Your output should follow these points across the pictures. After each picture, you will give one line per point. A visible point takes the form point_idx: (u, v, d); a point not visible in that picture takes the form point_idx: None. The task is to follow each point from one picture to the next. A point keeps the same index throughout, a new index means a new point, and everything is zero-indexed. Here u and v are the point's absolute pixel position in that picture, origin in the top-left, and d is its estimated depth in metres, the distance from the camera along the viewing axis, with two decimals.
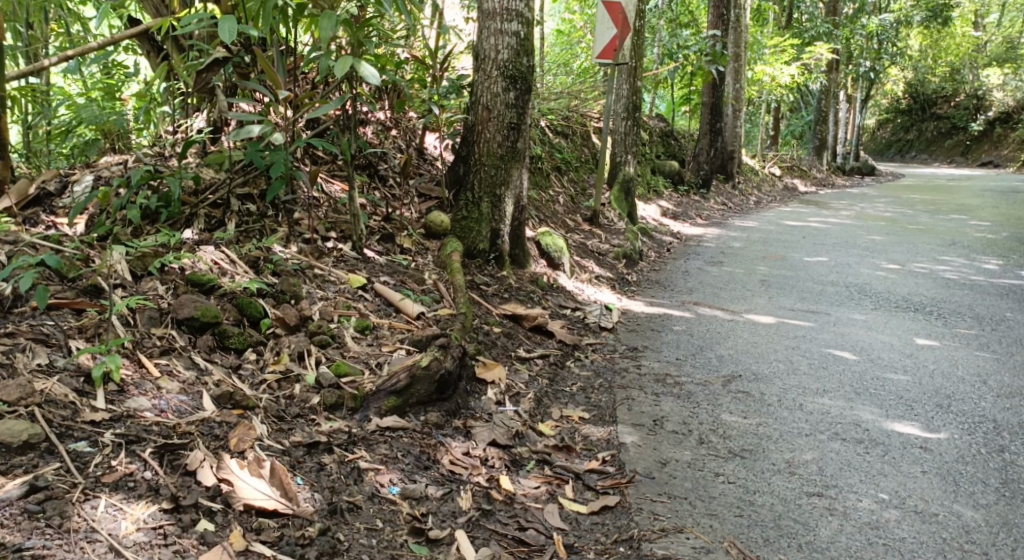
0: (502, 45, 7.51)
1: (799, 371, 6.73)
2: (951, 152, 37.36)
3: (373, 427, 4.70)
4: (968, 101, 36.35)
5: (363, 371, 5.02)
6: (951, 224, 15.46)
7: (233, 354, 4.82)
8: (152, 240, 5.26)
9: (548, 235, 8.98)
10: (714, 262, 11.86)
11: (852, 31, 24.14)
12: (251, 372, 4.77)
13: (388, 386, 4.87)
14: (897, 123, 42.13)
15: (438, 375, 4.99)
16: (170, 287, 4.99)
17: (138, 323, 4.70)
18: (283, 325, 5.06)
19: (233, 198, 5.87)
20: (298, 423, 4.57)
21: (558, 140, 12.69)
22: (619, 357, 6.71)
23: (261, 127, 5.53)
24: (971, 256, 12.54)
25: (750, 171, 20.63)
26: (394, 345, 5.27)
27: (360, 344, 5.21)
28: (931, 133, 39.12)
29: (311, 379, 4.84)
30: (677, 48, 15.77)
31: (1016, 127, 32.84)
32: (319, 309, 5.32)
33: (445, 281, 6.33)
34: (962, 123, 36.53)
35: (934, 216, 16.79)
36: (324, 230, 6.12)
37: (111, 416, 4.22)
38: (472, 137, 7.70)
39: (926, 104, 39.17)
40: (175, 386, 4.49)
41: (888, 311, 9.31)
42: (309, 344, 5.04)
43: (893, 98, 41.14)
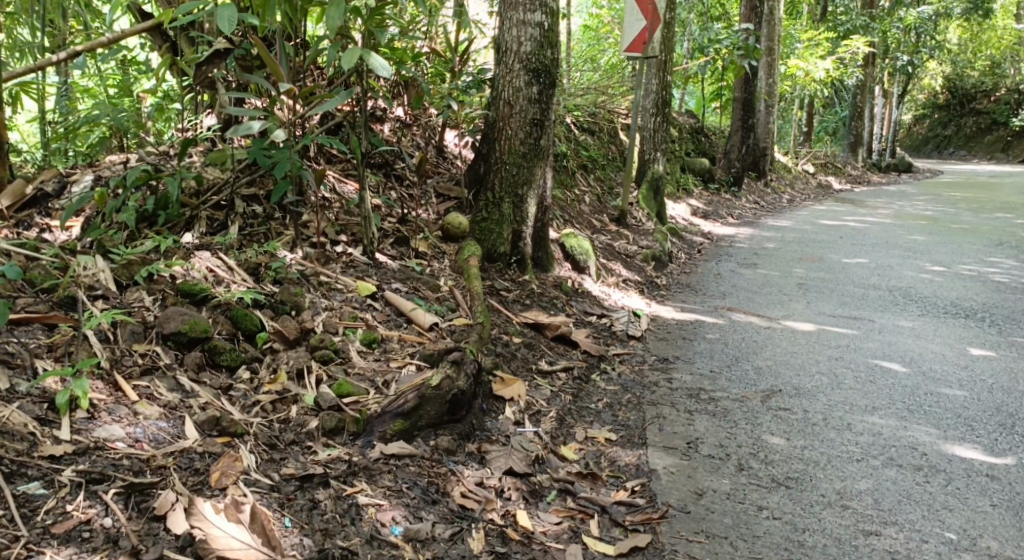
0: (525, 37, 7.11)
1: (843, 387, 6.48)
2: (991, 149, 36.54)
3: (377, 455, 4.33)
4: (1009, 95, 35.53)
5: (368, 390, 4.65)
6: (996, 224, 14.87)
7: (224, 373, 4.48)
8: (142, 246, 4.94)
9: (573, 237, 8.58)
10: (747, 263, 11.42)
11: (889, 24, 23.51)
12: (243, 393, 4.43)
13: (395, 408, 4.50)
14: (934, 119, 41.25)
15: (450, 395, 4.61)
16: (158, 297, 4.65)
17: (119, 339, 4.38)
18: (282, 338, 4.73)
19: (238, 199, 5.50)
20: (291, 452, 4.22)
21: (585, 137, 12.28)
22: (649, 370, 6.33)
23: (262, 124, 5.09)
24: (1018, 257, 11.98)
25: (782, 168, 20.11)
26: (404, 360, 4.90)
27: (366, 360, 4.85)
28: (970, 129, 38.26)
29: (310, 400, 4.49)
30: (708, 42, 15.29)
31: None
32: (323, 320, 4.95)
33: (461, 287, 5.94)
34: (1002, 119, 35.66)
35: (977, 214, 16.20)
36: (332, 233, 5.75)
37: (75, 449, 3.88)
38: (493, 134, 7.32)
39: (964, 99, 38.34)
40: (155, 410, 4.15)
41: (936, 317, 8.83)
42: (310, 360, 4.69)
43: (929, 94, 40.30)
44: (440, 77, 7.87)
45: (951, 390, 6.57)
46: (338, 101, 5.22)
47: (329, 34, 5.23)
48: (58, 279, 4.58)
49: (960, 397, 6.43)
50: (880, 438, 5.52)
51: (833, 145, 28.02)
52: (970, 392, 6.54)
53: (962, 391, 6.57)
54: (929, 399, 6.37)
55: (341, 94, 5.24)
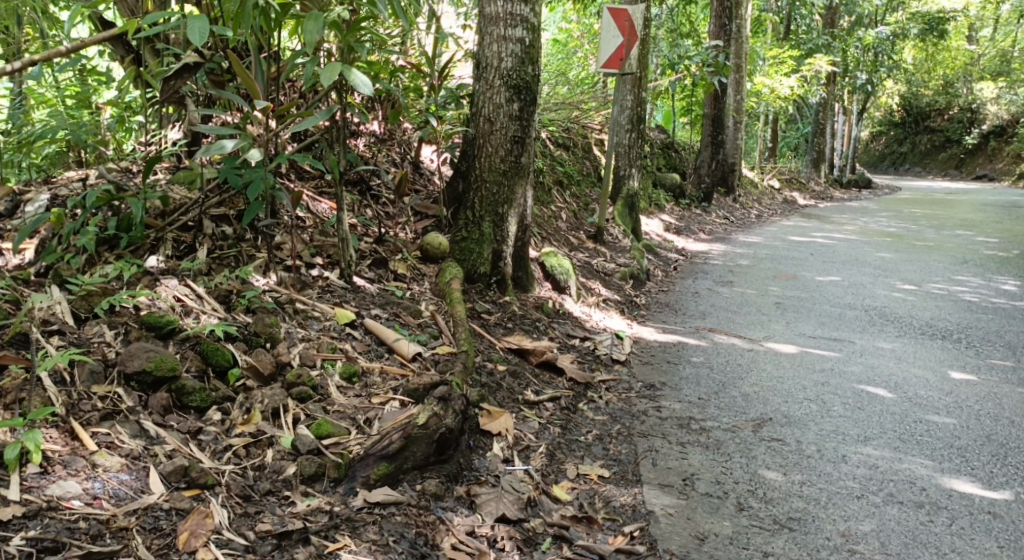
0: (506, 52, 6.87)
1: (833, 414, 6.27)
2: (946, 165, 36.92)
3: (360, 504, 4.05)
4: (964, 113, 35.96)
5: (349, 430, 4.39)
6: (959, 241, 14.87)
7: (193, 414, 4.20)
8: (102, 274, 4.64)
9: (552, 256, 8.34)
10: (724, 281, 11.24)
11: (850, 42, 23.60)
12: (214, 436, 4.16)
13: (379, 450, 4.23)
14: (890, 135, 41.64)
15: (437, 435, 4.35)
16: (120, 332, 4.36)
17: (77, 381, 4.09)
18: (255, 375, 4.44)
19: (206, 220, 5.19)
20: (267, 504, 3.95)
21: (559, 152, 12.05)
22: (635, 398, 6.09)
23: (235, 143, 4.81)
24: (987, 275, 11.94)
25: (749, 184, 20.04)
26: (386, 396, 4.63)
27: (346, 397, 4.57)
28: (925, 145, 38.67)
29: (288, 443, 4.21)
30: (679, 57, 15.15)
31: (1012, 139, 32.44)
32: (300, 353, 4.67)
33: (443, 312, 5.67)
34: (956, 136, 36.02)
35: (940, 231, 16.22)
36: (308, 255, 5.46)
37: (25, 511, 3.59)
38: (472, 151, 7.06)
39: (920, 117, 38.77)
40: (116, 461, 3.87)
41: (914, 338, 8.68)
42: (286, 399, 4.40)
43: (886, 111, 40.67)
44: (416, 91, 7.62)
45: (940, 417, 6.38)
46: (317, 117, 4.93)
47: (308, 49, 4.96)
48: (9, 316, 4.27)
49: (950, 425, 6.24)
50: (876, 472, 5.33)
51: (796, 159, 28.10)
52: (960, 420, 6.36)
53: (952, 418, 6.38)
54: (920, 426, 6.17)
55: (320, 111, 4.96)
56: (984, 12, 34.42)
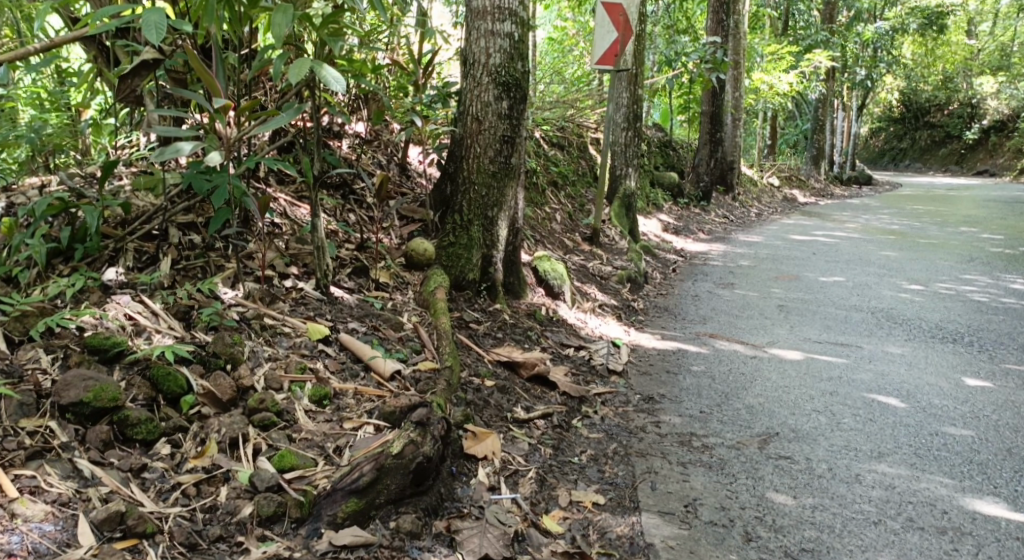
0: (494, 48, 6.53)
1: (844, 428, 5.93)
2: (946, 161, 36.53)
3: (325, 547, 3.79)
4: (963, 109, 35.54)
5: (316, 460, 4.11)
6: (964, 238, 14.52)
7: (138, 448, 3.95)
8: (42, 293, 4.37)
9: (547, 260, 8.00)
10: (724, 283, 10.89)
11: (849, 37, 23.20)
12: (161, 474, 3.90)
13: (348, 485, 3.96)
14: (891, 131, 41.29)
15: (414, 464, 4.04)
16: (58, 357, 4.11)
17: (4, 415, 3.87)
18: (212, 402, 4.17)
19: (172, 228, 4.86)
20: (215, 553, 3.69)
21: (554, 151, 11.70)
22: (633, 413, 5.75)
23: (193, 146, 4.42)
24: (994, 273, 11.59)
25: (749, 182, 19.69)
26: (360, 419, 4.34)
27: (315, 422, 4.28)
28: (926, 141, 38.33)
29: (245, 478, 3.95)
30: (676, 54, 14.79)
31: (1013, 135, 32.05)
32: (264, 375, 4.37)
33: (427, 324, 5.34)
34: (956, 131, 35.64)
35: (943, 228, 15.87)
36: (281, 264, 5.13)
37: None
38: (460, 152, 6.72)
39: (919, 113, 38.37)
40: (39, 510, 3.64)
41: (923, 342, 8.33)
42: (246, 427, 4.14)
43: (886, 106, 40.31)
44: (401, 90, 7.27)
45: (957, 429, 6.04)
46: (286, 118, 4.59)
47: (275, 43, 4.59)
48: None
49: (967, 437, 5.90)
50: (893, 492, 4.99)
51: (796, 157, 27.76)
52: (978, 432, 6.02)
53: (969, 430, 6.04)
54: (935, 440, 5.83)
55: (289, 109, 4.62)
56: (982, 7, 34.01)
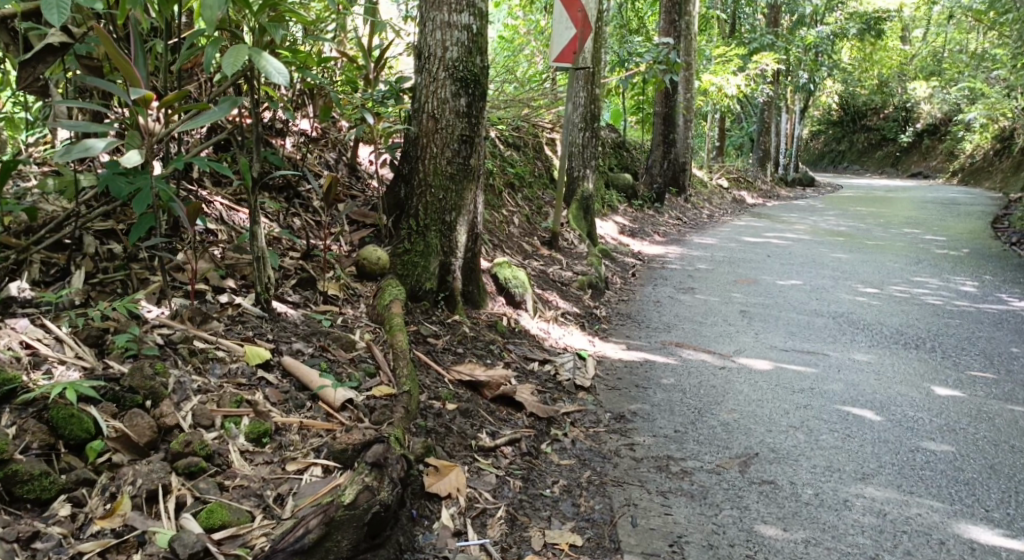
0: (451, 41, 6.05)
1: (823, 445, 5.43)
2: (883, 164, 36.85)
3: None
4: (897, 113, 35.86)
5: (252, 513, 3.61)
6: (910, 240, 14.37)
7: (31, 508, 3.41)
8: None
9: (506, 267, 7.50)
10: (685, 288, 10.49)
11: (793, 40, 23.01)
12: (60, 541, 3.36)
13: (291, 544, 3.46)
14: (830, 134, 41.57)
15: (369, 515, 3.60)
16: None
17: None
18: (126, 449, 3.64)
19: (88, 235, 4.35)
20: None
21: (509, 152, 11.19)
22: (606, 434, 5.28)
23: (107, 143, 3.83)
24: (945, 274, 11.40)
25: (699, 184, 19.39)
26: (306, 460, 3.86)
27: (253, 466, 3.79)
28: (863, 144, 38.66)
29: (165, 541, 3.44)
30: (629, 55, 14.38)
31: (946, 138, 32.38)
32: (191, 411, 3.86)
33: (381, 342, 4.84)
34: (892, 135, 35.96)
35: (888, 229, 15.74)
36: (215, 277, 4.61)
37: None
38: (414, 152, 6.20)
39: (857, 116, 38.60)
40: None
41: (888, 348, 7.98)
42: (170, 477, 3.62)
43: (825, 110, 40.56)
44: (351, 85, 6.72)
45: (936, 444, 5.58)
46: (222, 114, 4.06)
47: (206, 27, 4.04)
48: None
49: (947, 453, 5.44)
50: (885, 520, 4.58)
51: (743, 159, 27.62)
52: (958, 447, 5.57)
53: (948, 446, 5.57)
54: (917, 457, 5.36)
55: (225, 103, 4.10)
56: (918, 13, 34.27)
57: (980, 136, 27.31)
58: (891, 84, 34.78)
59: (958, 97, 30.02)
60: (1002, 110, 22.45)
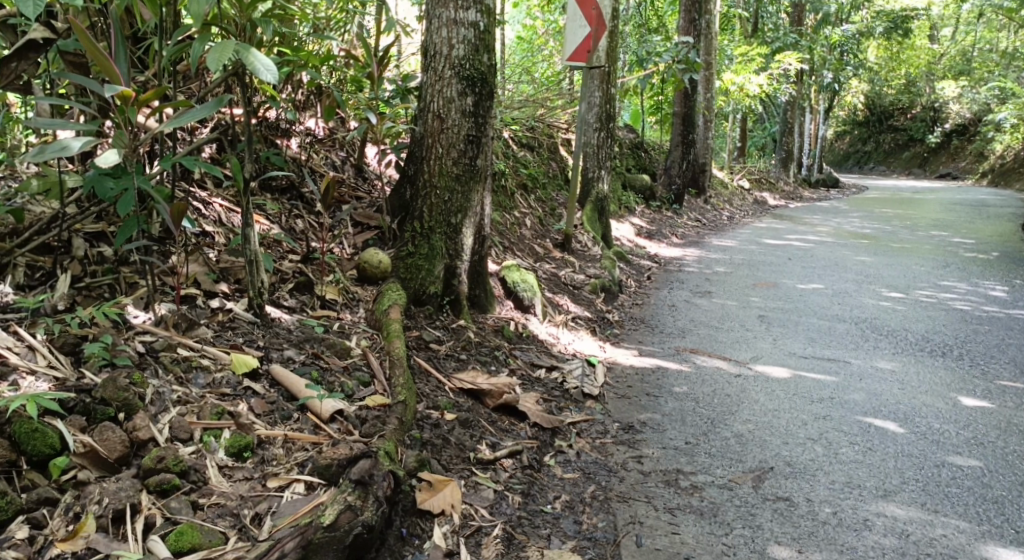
0: (457, 39, 5.89)
1: (842, 459, 5.24)
2: (909, 165, 36.33)
3: None
4: (923, 113, 35.40)
5: (226, 534, 3.53)
6: (935, 242, 14.06)
7: None
8: None
9: (515, 270, 7.31)
10: (701, 291, 10.28)
11: (817, 40, 22.65)
12: None
13: None
14: (855, 135, 41.04)
15: (350, 538, 3.56)
16: None
17: None
18: (94, 465, 3.56)
19: (78, 238, 4.28)
20: None
21: (523, 153, 11.03)
22: (613, 446, 5.11)
23: (85, 143, 3.73)
24: (971, 279, 11.12)
25: (720, 185, 19.13)
26: (288, 476, 3.79)
27: (231, 482, 3.71)
28: (889, 145, 38.15)
29: None
30: (648, 55, 14.16)
31: (973, 139, 31.85)
32: (171, 421, 3.79)
33: (378, 349, 4.73)
34: (919, 136, 35.47)
35: (912, 231, 15.43)
36: (207, 281, 4.54)
37: None
38: (420, 153, 6.05)
39: (883, 116, 38.11)
40: None
41: (911, 356, 7.75)
42: (141, 495, 3.54)
43: (850, 110, 40.08)
44: (355, 84, 6.55)
45: (963, 459, 5.34)
46: (208, 110, 3.95)
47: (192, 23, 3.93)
48: None
49: (975, 469, 5.23)
50: (907, 542, 4.45)
51: (765, 160, 27.30)
52: (987, 462, 5.33)
53: (976, 460, 5.34)
54: (942, 473, 5.15)
55: (212, 100, 3.98)
56: (945, 12, 33.75)
57: (1009, 137, 26.82)
58: (918, 84, 34.23)
59: (985, 97, 29.52)
60: None
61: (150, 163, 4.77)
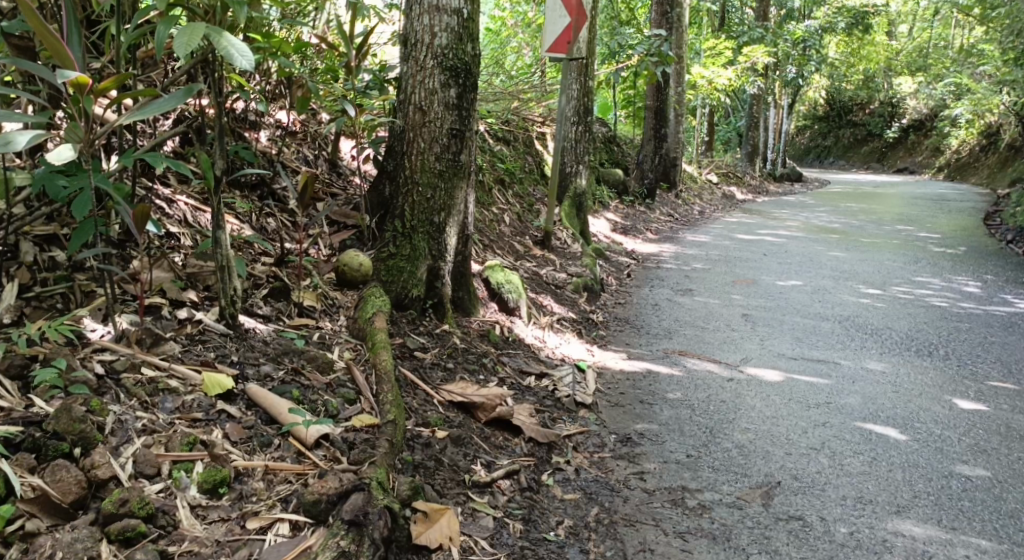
0: (439, 26, 5.52)
1: (849, 470, 4.85)
2: (868, 159, 36.36)
3: None
4: (883, 108, 35.47)
5: None
6: (908, 237, 13.91)
7: None
8: None
9: (498, 270, 6.87)
10: (683, 289, 9.98)
11: (784, 33, 22.40)
12: None
13: None
14: (815, 129, 41.04)
15: None
16: None
17: None
18: (45, 511, 3.21)
19: (26, 242, 3.91)
20: None
21: (499, 147, 10.65)
22: (613, 460, 4.78)
23: (31, 136, 3.37)
24: (949, 274, 10.96)
25: (689, 179, 18.85)
26: (270, 515, 3.44)
27: (205, 524, 3.36)
28: (849, 139, 38.19)
29: None
30: (622, 48, 13.79)
31: (931, 133, 31.88)
32: (135, 453, 3.44)
33: (362, 362, 4.40)
34: (878, 130, 35.51)
35: (882, 225, 15.29)
36: (173, 289, 4.16)
37: None
38: (400, 147, 5.67)
39: (844, 110, 38.13)
40: None
41: (904, 349, 6.97)
42: (100, 544, 3.19)
43: (811, 103, 40.05)
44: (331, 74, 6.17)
45: (971, 468, 4.95)
46: (177, 99, 3.58)
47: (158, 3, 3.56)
48: None
49: (986, 480, 4.83)
50: None
51: (731, 154, 27.08)
52: (995, 471, 4.93)
53: (985, 469, 4.94)
54: (953, 485, 4.76)
55: (180, 89, 3.61)
56: (905, 7, 33.73)
57: (965, 131, 26.83)
58: (878, 79, 34.18)
59: (943, 93, 29.57)
60: (990, 106, 22.01)
61: (108, 158, 4.37)
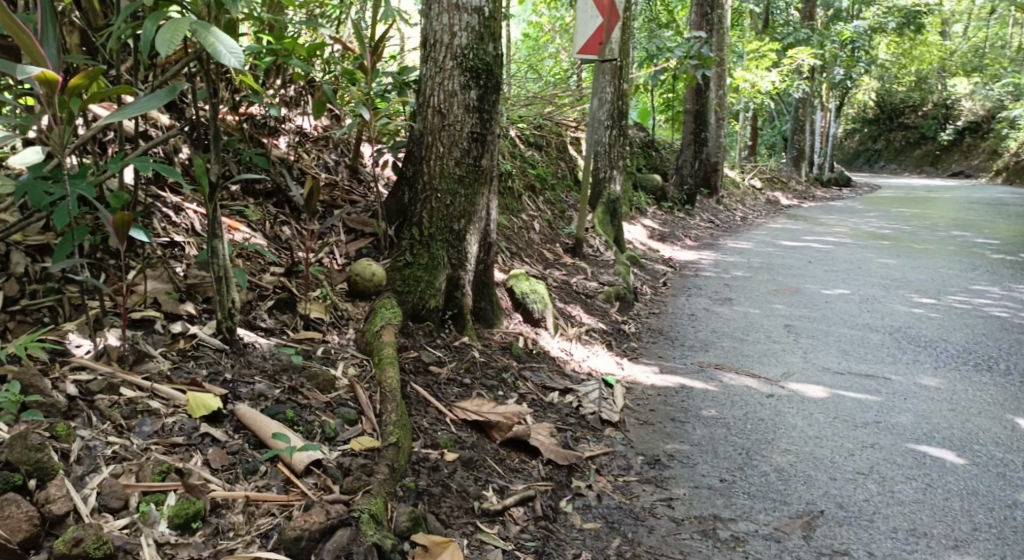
0: (460, 25, 5.28)
1: (901, 497, 4.53)
2: (920, 162, 35.52)
3: None
4: (934, 110, 34.58)
5: None
6: (961, 243, 13.40)
7: None
8: None
9: (523, 279, 6.61)
10: (720, 298, 9.65)
11: (830, 34, 21.86)
12: None
13: None
14: (865, 132, 40.22)
15: None
16: None
17: None
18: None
19: (17, 253, 3.80)
20: None
21: (531, 152, 10.38)
22: (638, 484, 4.51)
23: None
24: (1005, 282, 10.49)
25: (732, 184, 18.42)
26: (246, 552, 3.23)
27: None
28: (900, 142, 37.34)
29: None
30: (659, 50, 13.46)
31: (987, 136, 31.00)
32: (101, 483, 3.28)
33: (368, 380, 4.18)
34: (930, 133, 34.65)
35: (933, 231, 14.77)
36: (168, 302, 4.00)
37: None
38: (419, 152, 5.44)
39: (894, 113, 37.29)
40: None
41: (955, 362, 6.63)
42: None
43: (860, 106, 39.25)
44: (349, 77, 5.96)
45: None
46: (161, 99, 3.41)
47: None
48: None
49: None
50: None
51: (777, 159, 26.53)
52: None
53: None
54: (1017, 516, 4.42)
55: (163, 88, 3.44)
56: (957, 7, 32.87)
57: None
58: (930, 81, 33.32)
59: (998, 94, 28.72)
60: None
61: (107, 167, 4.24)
